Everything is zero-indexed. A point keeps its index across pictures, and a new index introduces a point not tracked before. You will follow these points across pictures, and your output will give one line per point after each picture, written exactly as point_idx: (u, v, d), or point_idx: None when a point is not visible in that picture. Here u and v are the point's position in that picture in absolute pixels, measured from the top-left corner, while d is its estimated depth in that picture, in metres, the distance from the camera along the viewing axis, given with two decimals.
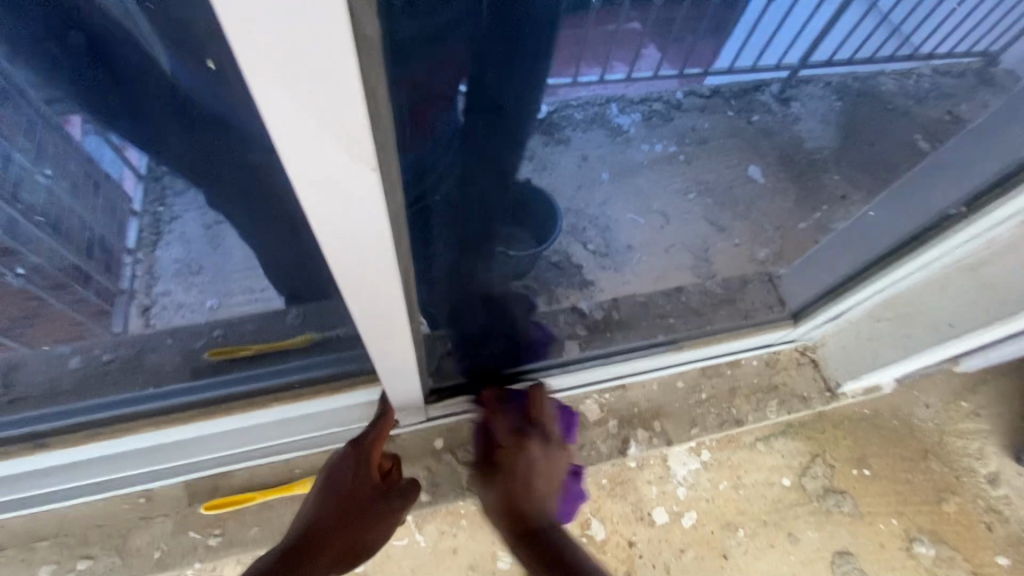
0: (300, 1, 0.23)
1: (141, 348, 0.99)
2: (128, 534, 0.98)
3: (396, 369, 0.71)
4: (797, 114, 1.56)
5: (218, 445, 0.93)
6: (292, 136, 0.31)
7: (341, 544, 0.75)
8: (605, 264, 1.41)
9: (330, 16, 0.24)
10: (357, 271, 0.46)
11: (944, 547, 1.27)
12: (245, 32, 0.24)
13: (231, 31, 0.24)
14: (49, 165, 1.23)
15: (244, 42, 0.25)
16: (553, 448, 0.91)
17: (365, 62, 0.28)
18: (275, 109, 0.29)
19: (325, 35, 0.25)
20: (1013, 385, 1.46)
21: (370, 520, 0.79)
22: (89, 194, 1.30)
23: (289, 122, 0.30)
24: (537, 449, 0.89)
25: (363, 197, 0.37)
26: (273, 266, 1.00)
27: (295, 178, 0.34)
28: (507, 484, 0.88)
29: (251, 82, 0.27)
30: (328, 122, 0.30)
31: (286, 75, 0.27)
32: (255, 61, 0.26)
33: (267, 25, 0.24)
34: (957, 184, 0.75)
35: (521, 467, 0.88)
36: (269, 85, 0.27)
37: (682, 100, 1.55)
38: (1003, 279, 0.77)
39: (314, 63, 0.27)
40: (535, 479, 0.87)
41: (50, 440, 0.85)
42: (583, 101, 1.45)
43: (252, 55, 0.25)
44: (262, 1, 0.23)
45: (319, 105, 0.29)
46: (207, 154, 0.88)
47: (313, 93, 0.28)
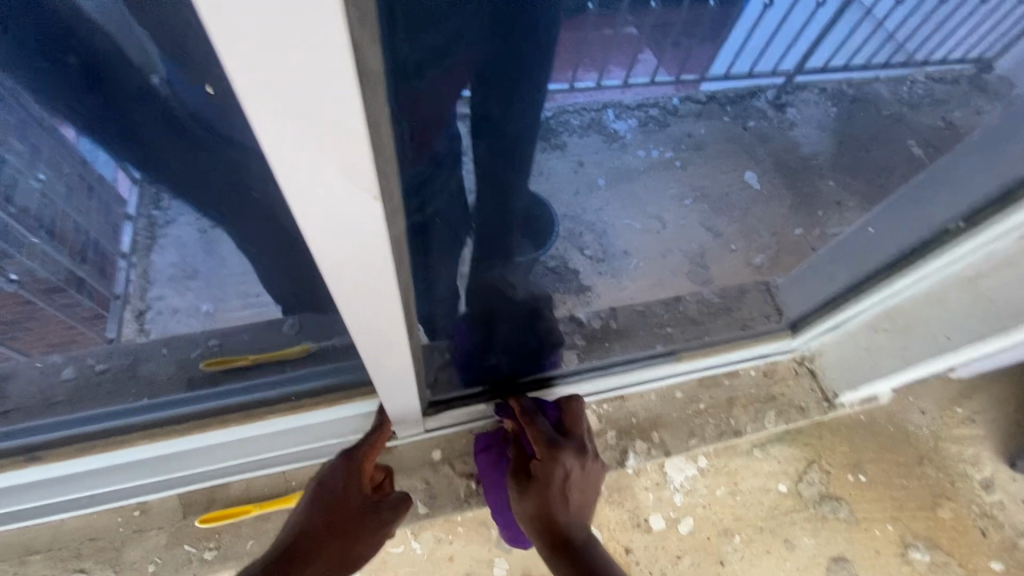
0: (300, 36, 0.23)
1: (134, 360, 0.98)
2: (121, 547, 0.97)
3: (394, 383, 0.71)
4: (793, 120, 1.48)
5: (214, 457, 0.92)
6: (295, 166, 0.31)
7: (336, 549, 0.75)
8: (603, 270, 1.49)
9: (332, 50, 0.25)
10: (357, 293, 0.46)
11: (939, 553, 1.27)
12: (247, 69, 0.24)
13: (231, 67, 0.24)
14: (43, 169, 1.11)
15: (246, 79, 0.25)
16: (590, 462, 0.87)
17: (368, 93, 0.29)
18: (277, 141, 0.29)
19: (327, 67, 0.25)
20: (1007, 390, 1.47)
21: (360, 532, 0.77)
22: (83, 197, 1.21)
23: (292, 153, 0.30)
24: (573, 458, 0.84)
25: (365, 222, 0.37)
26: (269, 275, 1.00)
27: (297, 208, 0.34)
28: (540, 492, 0.81)
29: (252, 116, 0.27)
30: (330, 153, 0.30)
31: (288, 108, 0.27)
32: (258, 96, 0.26)
33: (269, 60, 0.24)
34: (960, 197, 0.76)
35: (555, 475, 0.82)
36: (271, 119, 0.28)
37: (679, 106, 1.39)
38: (999, 293, 0.76)
39: (317, 96, 0.27)
40: (571, 490, 0.82)
41: (43, 453, 0.84)
42: (582, 103, 1.23)
43: (251, 86, 0.25)
44: (262, 36, 0.23)
45: (321, 136, 0.29)
46: (201, 171, 0.90)
47: (315, 125, 0.28)
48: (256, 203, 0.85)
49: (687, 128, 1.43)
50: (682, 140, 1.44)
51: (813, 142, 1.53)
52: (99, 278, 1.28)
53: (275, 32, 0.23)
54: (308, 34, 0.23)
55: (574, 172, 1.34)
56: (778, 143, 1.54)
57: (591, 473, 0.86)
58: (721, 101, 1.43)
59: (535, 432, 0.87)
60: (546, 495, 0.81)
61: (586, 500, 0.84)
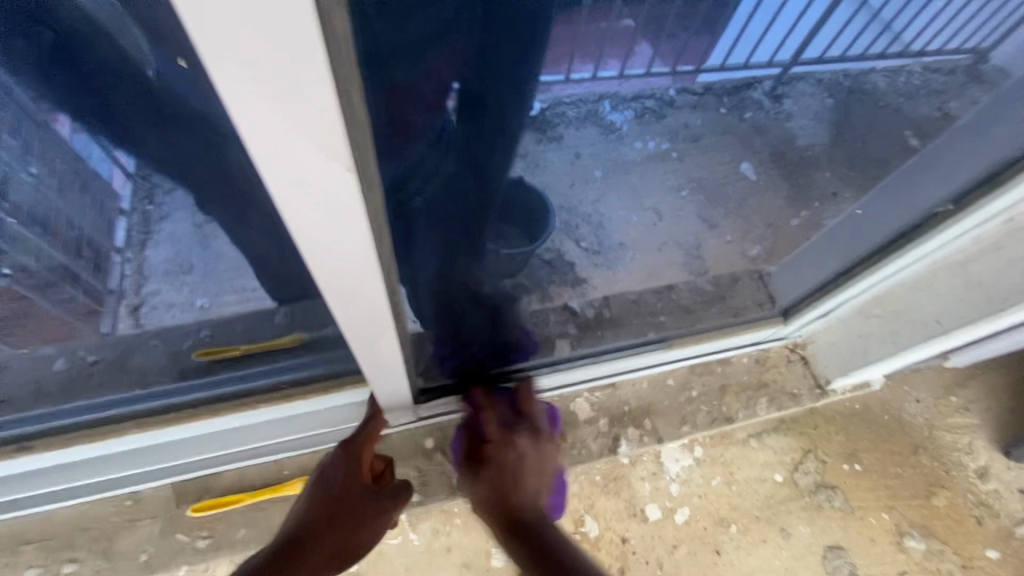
0: (274, 14, 0.23)
1: (125, 351, 0.97)
2: (114, 536, 0.98)
3: (383, 369, 0.71)
4: (788, 111, 1.54)
5: (205, 447, 0.92)
6: (263, 139, 0.30)
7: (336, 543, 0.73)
8: (598, 262, 1.45)
9: (296, 19, 0.24)
10: (340, 273, 0.45)
11: (933, 541, 1.28)
12: (206, 35, 0.24)
13: (201, 43, 0.24)
14: (35, 162, 1.13)
15: (206, 46, 0.24)
16: (542, 445, 0.87)
17: (338, 63, 0.28)
18: (244, 113, 0.28)
19: (293, 36, 0.25)
20: (1001, 379, 1.47)
21: (362, 522, 0.77)
22: (77, 193, 1.20)
23: (261, 123, 0.29)
24: (528, 442, 0.86)
25: (342, 198, 0.36)
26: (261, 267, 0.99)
27: (269, 181, 0.34)
28: (494, 477, 0.82)
29: (224, 91, 0.27)
30: (303, 126, 0.30)
31: (255, 79, 0.26)
32: (221, 64, 0.25)
33: (242, 35, 0.24)
34: (948, 181, 0.75)
35: (507, 459, 0.84)
36: (235, 88, 0.27)
37: (675, 97, 1.51)
38: (990, 277, 0.77)
39: (282, 63, 0.26)
40: (524, 473, 0.82)
41: (34, 444, 0.84)
42: (577, 96, 1.40)
43: (224, 64, 0.25)
44: (235, 13, 0.23)
45: (294, 107, 0.29)
46: (182, 159, 0.87)
47: (284, 95, 0.28)
48: (239, 190, 0.84)
49: (682, 118, 1.53)
50: (679, 132, 1.54)
51: (811, 133, 1.53)
52: (92, 274, 1.23)
53: (248, 8, 0.23)
54: (285, 13, 0.23)
55: (571, 162, 1.44)
56: (774, 135, 1.57)
57: (545, 459, 0.86)
58: (718, 93, 1.53)
59: (491, 419, 0.91)
60: (500, 476, 0.81)
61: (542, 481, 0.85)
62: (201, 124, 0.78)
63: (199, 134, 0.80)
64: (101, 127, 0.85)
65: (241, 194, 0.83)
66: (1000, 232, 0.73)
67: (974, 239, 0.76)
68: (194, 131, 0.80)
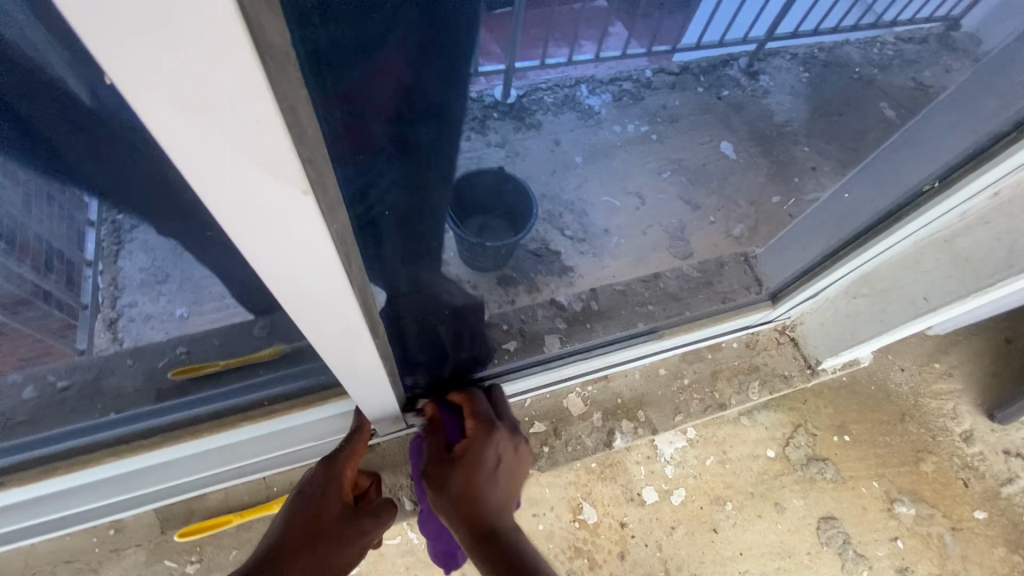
0: (193, 26, 0.20)
1: (98, 373, 0.93)
2: (99, 567, 0.95)
3: (363, 383, 0.68)
4: (766, 88, 1.50)
5: (186, 470, 0.89)
6: (201, 162, 0.27)
7: (310, 562, 0.69)
8: (584, 249, 1.41)
9: (222, 33, 0.21)
10: (307, 292, 0.43)
11: (923, 506, 1.29)
12: (114, 50, 0.21)
13: (109, 64, 0.21)
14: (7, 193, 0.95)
15: (118, 62, 0.21)
16: (518, 446, 0.83)
17: (279, 77, 0.25)
18: (173, 134, 0.25)
19: (218, 49, 0.21)
20: (983, 344, 1.50)
21: (337, 543, 0.73)
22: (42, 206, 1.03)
23: (194, 146, 0.26)
24: (506, 441, 0.81)
25: (300, 219, 0.34)
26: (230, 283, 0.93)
27: (215, 206, 0.31)
28: (472, 474, 0.75)
29: (147, 116, 0.24)
30: (246, 148, 0.27)
31: (181, 97, 0.23)
32: (139, 82, 0.22)
33: (157, 53, 0.21)
34: (933, 158, 0.73)
35: (487, 457, 0.77)
36: (158, 106, 0.24)
37: (652, 78, 1.39)
38: (972, 251, 0.78)
39: (208, 83, 0.23)
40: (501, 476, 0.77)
41: (7, 479, 0.80)
42: (555, 82, 1.29)
43: (142, 86, 0.22)
44: (145, 25, 0.20)
45: (234, 129, 0.26)
46: (122, 173, 0.78)
47: (220, 116, 0.25)
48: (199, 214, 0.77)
49: (661, 99, 1.46)
50: (657, 113, 1.48)
51: (787, 109, 1.51)
52: (66, 288, 1.17)
53: (157, 20, 0.20)
54: (203, 24, 0.20)
55: (551, 150, 1.39)
56: (753, 112, 1.54)
57: (518, 461, 0.82)
58: (695, 72, 1.44)
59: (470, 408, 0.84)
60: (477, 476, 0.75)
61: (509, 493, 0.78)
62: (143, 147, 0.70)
63: (138, 148, 0.71)
64: (29, 149, 0.76)
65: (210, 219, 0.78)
66: (988, 207, 0.73)
67: (959, 215, 0.75)
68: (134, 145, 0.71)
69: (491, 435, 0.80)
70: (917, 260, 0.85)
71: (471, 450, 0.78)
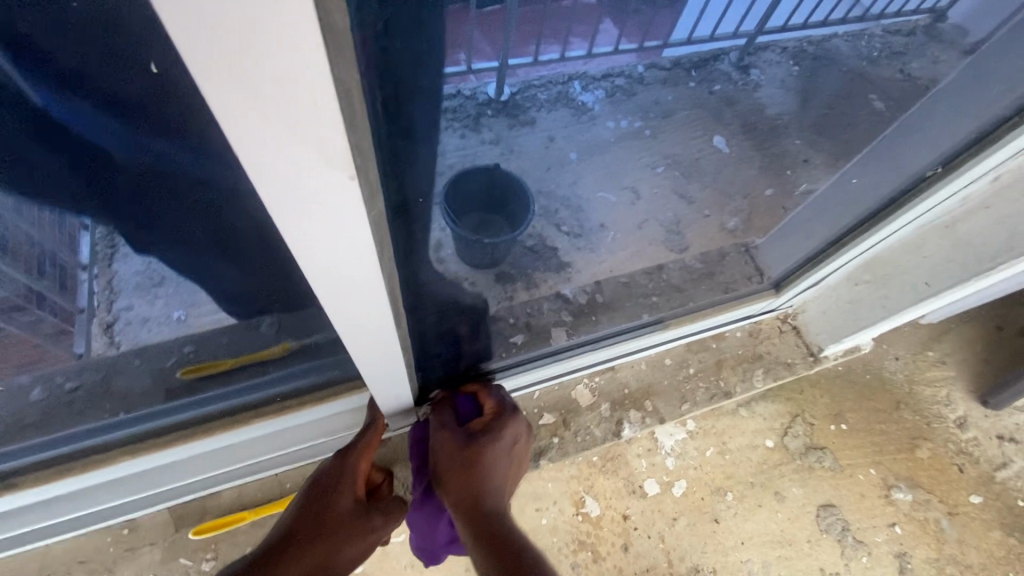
0: (269, 9, 0.21)
1: (106, 374, 0.93)
2: (114, 567, 0.95)
3: (381, 375, 0.69)
4: (756, 82, 1.52)
5: (199, 467, 0.89)
6: (259, 144, 0.28)
7: (315, 554, 0.68)
8: (581, 245, 1.37)
9: (295, 9, 0.21)
10: (342, 278, 0.43)
11: (920, 491, 1.32)
12: (193, 33, 0.21)
13: (185, 46, 0.22)
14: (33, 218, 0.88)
15: (194, 45, 0.22)
16: (525, 435, 0.88)
17: (340, 57, 0.26)
18: (236, 117, 0.26)
19: (291, 31, 0.22)
20: (974, 331, 1.52)
21: (346, 537, 0.72)
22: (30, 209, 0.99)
23: (254, 125, 0.27)
24: (521, 429, 0.86)
25: (344, 203, 0.34)
26: (225, 294, 0.90)
27: (265, 190, 0.31)
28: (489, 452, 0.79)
29: (213, 98, 0.25)
30: (302, 131, 0.28)
31: (247, 74, 0.24)
32: (211, 66, 0.23)
33: (231, 37, 0.22)
34: (936, 144, 0.74)
35: (505, 438, 0.82)
36: (225, 88, 0.24)
37: (644, 75, 1.44)
38: (975, 236, 0.80)
39: (276, 64, 0.24)
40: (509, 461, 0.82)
41: (23, 479, 0.79)
42: (547, 78, 1.23)
43: (213, 71, 0.23)
44: (223, 9, 0.21)
45: (293, 107, 0.26)
46: (169, 204, 0.69)
47: (282, 98, 0.26)
48: (228, 226, 0.72)
49: (654, 95, 1.49)
50: (649, 109, 1.49)
51: (779, 103, 1.52)
52: (60, 292, 1.21)
53: (236, 4, 0.21)
54: (278, 6, 0.21)
55: (545, 147, 1.35)
56: (744, 107, 1.52)
57: (521, 451, 0.87)
58: (686, 66, 1.49)
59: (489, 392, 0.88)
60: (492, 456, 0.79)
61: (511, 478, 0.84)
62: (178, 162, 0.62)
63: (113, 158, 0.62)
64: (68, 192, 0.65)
65: (247, 237, 0.74)
66: (988, 192, 0.75)
67: (961, 199, 0.77)
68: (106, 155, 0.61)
69: (510, 418, 0.84)
70: (919, 245, 0.88)
71: (487, 430, 0.82)
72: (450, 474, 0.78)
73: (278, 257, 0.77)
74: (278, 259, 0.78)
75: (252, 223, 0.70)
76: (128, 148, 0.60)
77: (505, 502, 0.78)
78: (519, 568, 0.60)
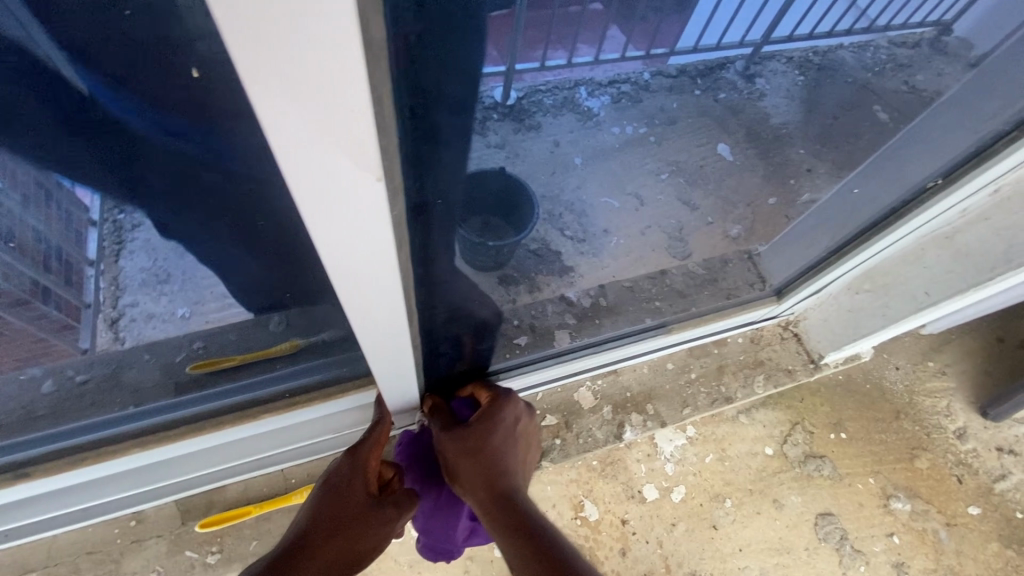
0: (318, 23, 0.23)
1: (116, 367, 0.95)
2: (121, 558, 0.97)
3: (389, 372, 0.70)
4: (761, 91, 1.42)
5: (206, 461, 0.91)
6: (297, 148, 0.30)
7: (336, 550, 0.71)
8: (584, 249, 1.40)
9: (337, 14, 0.23)
10: (361, 277, 0.45)
11: (918, 502, 1.32)
12: (248, 44, 0.23)
13: (238, 58, 0.24)
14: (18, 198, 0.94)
15: (246, 56, 0.24)
16: (527, 414, 0.90)
17: (375, 68, 0.28)
18: (279, 122, 0.28)
19: (335, 42, 0.24)
20: (975, 341, 1.53)
21: (363, 527, 0.74)
22: (40, 205, 1.03)
23: (294, 128, 0.28)
24: (521, 408, 0.88)
25: (370, 204, 0.36)
26: (245, 283, 0.95)
27: (298, 191, 0.33)
28: (493, 438, 0.81)
29: (260, 105, 0.27)
30: (337, 135, 0.29)
31: (293, 82, 0.26)
32: (260, 74, 0.25)
33: (280, 49, 0.24)
34: (935, 157, 0.76)
35: (506, 418, 0.84)
36: (272, 96, 0.26)
37: (651, 81, 1.26)
38: (978, 246, 0.81)
39: (319, 73, 0.26)
40: (513, 439, 0.84)
41: (34, 469, 0.80)
42: (553, 83, 1.04)
43: (261, 79, 0.25)
44: (277, 22, 0.22)
45: (331, 109, 0.28)
46: (196, 195, 0.76)
47: (322, 104, 0.27)
48: (244, 206, 0.77)
49: (659, 102, 1.36)
50: (655, 116, 1.39)
51: (783, 112, 1.49)
52: (66, 287, 1.20)
53: (289, 19, 0.23)
54: (326, 21, 0.23)
55: (550, 153, 1.23)
56: (749, 117, 1.49)
57: (526, 431, 0.89)
58: (693, 74, 1.31)
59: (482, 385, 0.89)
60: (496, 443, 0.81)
61: (520, 453, 0.86)
62: (203, 149, 0.68)
63: (147, 154, 0.70)
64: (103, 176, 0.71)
65: (268, 226, 0.79)
66: (989, 204, 0.77)
67: (961, 211, 0.79)
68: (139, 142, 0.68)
69: (508, 401, 0.85)
70: (919, 255, 0.89)
71: (489, 418, 0.82)
72: (463, 465, 0.78)
73: (290, 251, 0.82)
74: (295, 255, 0.82)
75: (281, 211, 0.72)
76: (158, 137, 0.67)
77: (518, 483, 0.80)
78: (546, 551, 0.63)
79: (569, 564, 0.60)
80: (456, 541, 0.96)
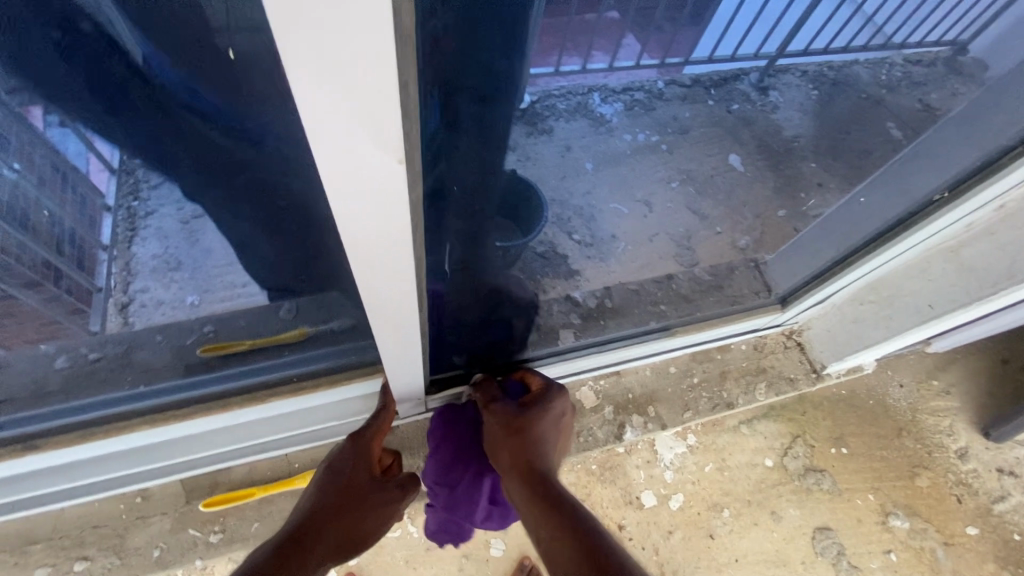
0: (353, 8, 0.24)
1: (127, 346, 0.93)
2: (125, 533, 0.99)
3: (397, 359, 0.71)
4: (775, 103, 1.41)
5: (212, 443, 0.93)
6: (327, 128, 0.31)
7: (343, 529, 0.73)
8: (592, 254, 1.32)
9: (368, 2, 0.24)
10: (378, 259, 0.46)
11: (917, 520, 1.32)
12: (290, 26, 0.25)
13: (280, 39, 0.25)
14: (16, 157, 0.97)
15: (288, 38, 0.25)
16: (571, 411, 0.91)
17: (403, 54, 0.29)
18: (311, 103, 0.29)
19: (368, 27, 0.26)
20: (980, 362, 1.53)
21: (367, 507, 0.77)
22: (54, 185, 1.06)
23: (325, 107, 0.30)
24: (570, 403, 0.88)
25: (390, 186, 0.37)
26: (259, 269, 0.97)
27: (325, 170, 0.34)
28: (540, 422, 0.82)
29: (295, 85, 0.28)
30: (365, 116, 0.31)
31: (327, 64, 0.27)
32: (298, 56, 0.26)
33: (318, 31, 0.25)
34: (944, 169, 0.77)
35: (556, 407, 0.85)
36: (309, 77, 0.28)
37: (664, 89, 1.32)
38: (980, 260, 0.82)
39: (352, 55, 0.27)
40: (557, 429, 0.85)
41: (42, 442, 0.84)
42: (566, 88, 1.17)
43: (299, 60, 0.27)
44: (318, 6, 0.24)
45: (359, 92, 0.29)
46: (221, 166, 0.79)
47: (353, 86, 0.29)
48: (265, 186, 0.79)
49: (672, 110, 1.36)
50: (668, 124, 1.38)
51: (796, 125, 1.44)
52: (78, 269, 1.18)
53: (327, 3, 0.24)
54: (361, 6, 0.24)
55: (561, 156, 1.26)
56: (760, 127, 1.45)
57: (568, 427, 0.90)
58: (706, 84, 1.37)
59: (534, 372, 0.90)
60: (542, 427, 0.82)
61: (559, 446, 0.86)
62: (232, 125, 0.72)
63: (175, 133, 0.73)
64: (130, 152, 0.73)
65: (285, 212, 0.81)
66: (993, 218, 0.77)
67: (966, 226, 0.79)
68: (177, 116, 0.72)
69: (560, 391, 0.86)
70: (925, 268, 0.89)
71: (540, 402, 0.84)
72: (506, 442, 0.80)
73: (306, 236, 0.84)
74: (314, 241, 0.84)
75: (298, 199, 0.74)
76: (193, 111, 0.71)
77: (556, 469, 0.80)
78: (587, 539, 0.63)
79: (607, 557, 0.60)
80: (472, 521, 0.93)
